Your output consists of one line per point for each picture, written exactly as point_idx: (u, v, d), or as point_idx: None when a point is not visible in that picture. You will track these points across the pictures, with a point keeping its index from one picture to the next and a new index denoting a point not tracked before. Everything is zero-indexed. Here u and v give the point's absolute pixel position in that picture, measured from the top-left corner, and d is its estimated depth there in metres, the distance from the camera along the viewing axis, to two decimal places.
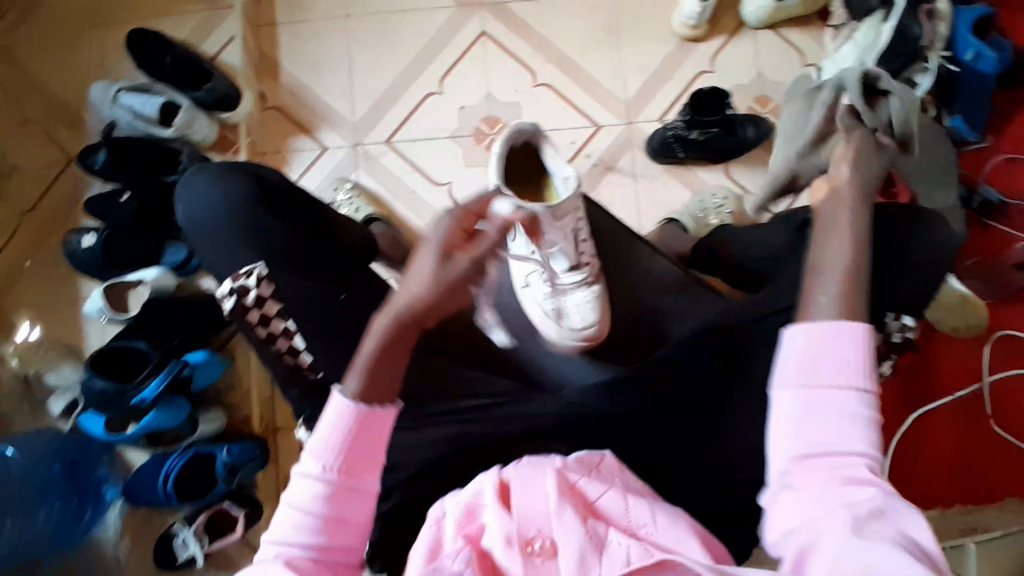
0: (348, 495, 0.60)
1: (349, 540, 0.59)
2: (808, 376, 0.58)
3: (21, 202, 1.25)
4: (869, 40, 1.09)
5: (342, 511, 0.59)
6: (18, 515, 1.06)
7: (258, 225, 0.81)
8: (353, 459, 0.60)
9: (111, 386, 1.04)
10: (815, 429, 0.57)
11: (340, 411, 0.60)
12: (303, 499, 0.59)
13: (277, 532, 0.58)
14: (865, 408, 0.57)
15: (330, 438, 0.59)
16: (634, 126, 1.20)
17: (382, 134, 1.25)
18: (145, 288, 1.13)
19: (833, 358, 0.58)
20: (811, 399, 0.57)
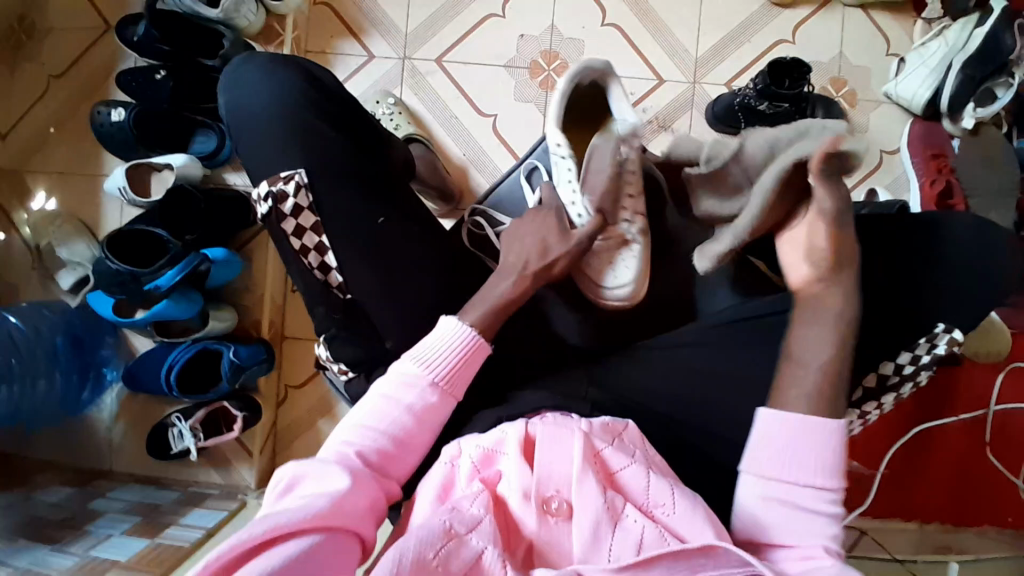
0: (432, 411, 0.67)
1: (411, 458, 0.66)
2: (770, 467, 0.59)
3: (54, 64, 1.20)
4: (959, 42, 1.03)
5: (420, 424, 0.66)
6: (20, 382, 1.04)
7: (309, 126, 0.75)
8: (451, 380, 0.68)
9: (126, 269, 1.00)
10: (777, 516, 0.58)
11: (454, 339, 0.69)
12: (366, 420, 0.65)
13: (362, 419, 0.65)
14: (829, 501, 0.58)
15: (447, 354, 0.68)
16: (698, 87, 1.15)
17: (434, 51, 1.19)
18: (171, 173, 1.09)
19: (801, 452, 0.59)
20: (772, 490, 0.59)
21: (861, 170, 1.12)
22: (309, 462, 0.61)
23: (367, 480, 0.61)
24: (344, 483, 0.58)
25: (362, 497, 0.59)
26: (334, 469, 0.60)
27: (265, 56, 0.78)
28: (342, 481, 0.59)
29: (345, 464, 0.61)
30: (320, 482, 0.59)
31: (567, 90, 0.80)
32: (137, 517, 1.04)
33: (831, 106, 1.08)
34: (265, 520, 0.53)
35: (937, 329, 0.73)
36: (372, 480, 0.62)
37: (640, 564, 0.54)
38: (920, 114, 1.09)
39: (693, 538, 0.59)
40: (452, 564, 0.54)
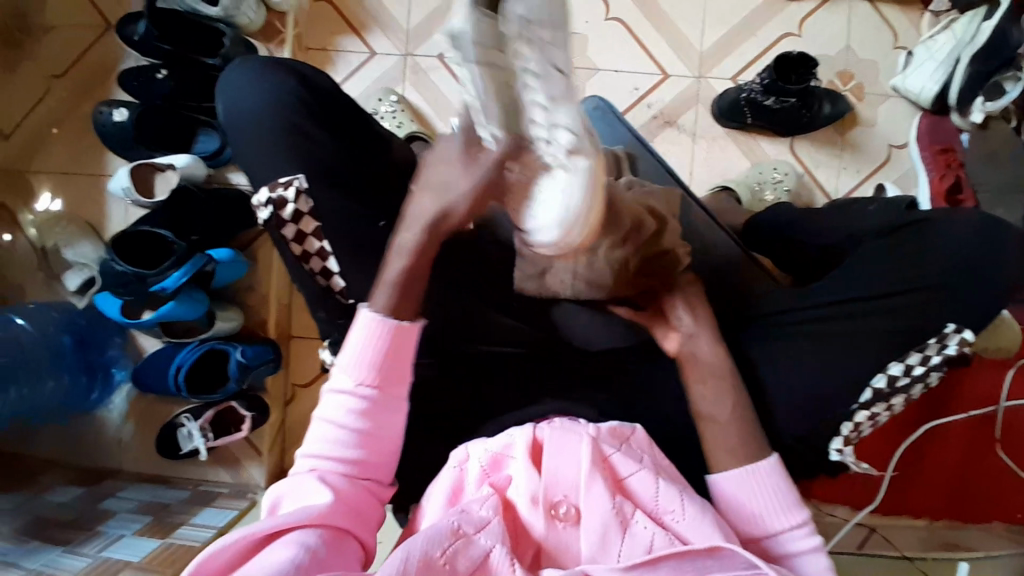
0: (380, 411, 0.63)
1: (379, 465, 0.63)
2: (740, 523, 0.64)
3: (54, 64, 1.19)
4: (967, 36, 1.01)
5: (373, 430, 0.63)
6: (29, 383, 1.04)
7: (303, 131, 0.74)
8: (383, 373, 0.63)
9: (132, 270, 1.00)
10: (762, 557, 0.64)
11: (370, 329, 0.63)
12: (323, 437, 0.63)
13: (316, 438, 0.63)
14: (801, 530, 0.64)
15: (364, 351, 0.63)
16: (703, 81, 1.14)
17: (436, 47, 1.18)
18: (174, 173, 1.08)
19: (763, 504, 0.64)
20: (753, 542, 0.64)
21: (868, 165, 1.12)
22: (287, 478, 0.62)
23: (345, 487, 0.61)
24: (323, 496, 0.58)
25: (343, 506, 0.59)
26: (308, 483, 0.60)
27: (259, 58, 0.77)
28: (318, 492, 0.59)
29: (315, 478, 0.60)
30: (299, 495, 0.59)
31: None
32: (147, 517, 1.05)
33: (837, 99, 1.08)
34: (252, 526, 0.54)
35: (947, 330, 0.73)
36: (350, 486, 0.61)
37: (647, 564, 0.55)
38: (929, 108, 1.08)
39: (701, 542, 0.60)
40: (459, 561, 0.54)
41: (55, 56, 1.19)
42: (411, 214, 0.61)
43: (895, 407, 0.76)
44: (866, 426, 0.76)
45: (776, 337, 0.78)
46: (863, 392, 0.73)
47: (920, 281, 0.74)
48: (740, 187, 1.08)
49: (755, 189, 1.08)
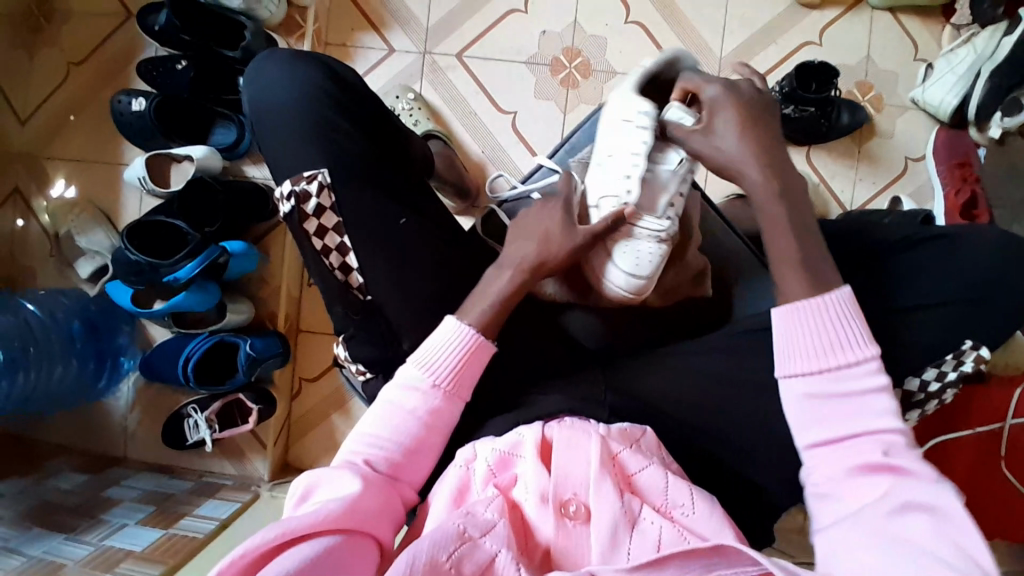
0: (439, 416, 0.67)
1: (420, 464, 0.65)
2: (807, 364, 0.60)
3: (74, 51, 1.20)
4: (987, 50, 1.01)
5: (430, 429, 0.66)
6: (36, 368, 1.04)
7: (336, 129, 0.74)
8: (453, 381, 0.67)
9: (146, 259, 1.01)
10: (834, 415, 0.59)
11: (457, 336, 0.68)
12: (377, 428, 0.65)
13: (369, 428, 0.66)
14: (875, 376, 0.59)
15: (447, 357, 0.68)
16: None
17: (454, 46, 1.18)
18: (191, 165, 1.09)
19: (823, 335, 0.61)
20: (819, 389, 0.60)
21: (884, 176, 1.11)
22: (325, 468, 0.62)
23: (381, 486, 0.62)
24: (357, 486, 0.59)
25: (374, 502, 0.59)
26: (347, 475, 0.60)
27: (287, 54, 0.78)
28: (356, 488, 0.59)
29: (357, 470, 0.61)
30: (334, 488, 0.59)
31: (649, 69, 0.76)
32: (150, 507, 1.05)
33: (856, 108, 1.08)
34: (278, 523, 0.52)
35: (964, 347, 0.73)
36: (387, 487, 0.62)
37: (654, 564, 0.53)
38: (947, 121, 1.07)
39: (714, 537, 0.60)
40: (465, 564, 0.53)
41: (76, 43, 1.20)
42: (506, 257, 0.75)
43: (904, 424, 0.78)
44: None
45: None
46: None
47: (936, 297, 0.74)
48: None
49: None
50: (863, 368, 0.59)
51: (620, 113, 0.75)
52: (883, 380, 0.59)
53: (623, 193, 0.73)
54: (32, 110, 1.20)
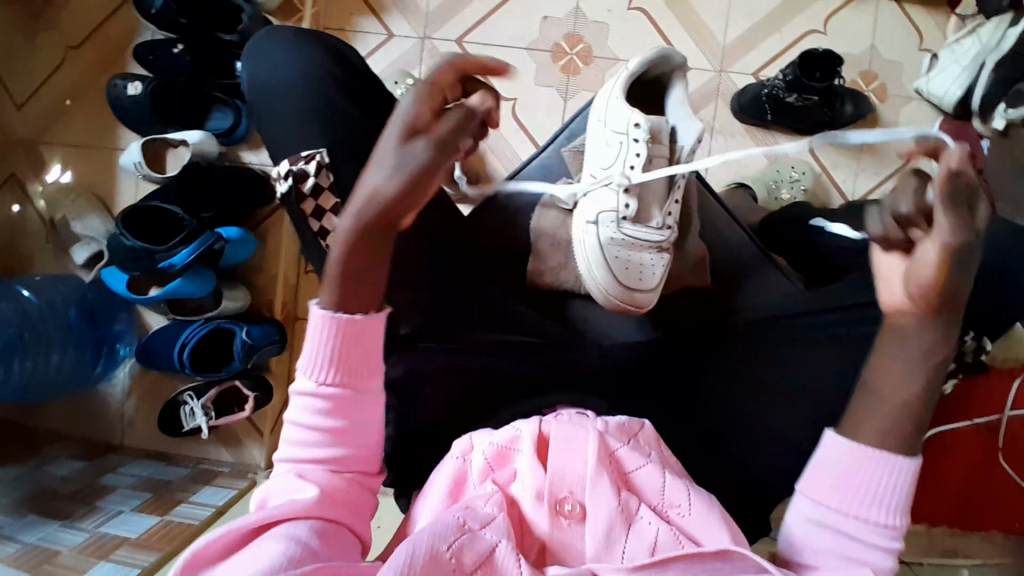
0: (349, 403, 0.58)
1: (368, 444, 0.60)
2: (833, 496, 0.53)
3: (68, 34, 1.18)
4: (992, 41, 0.97)
5: (347, 420, 0.59)
6: (33, 356, 1.04)
7: (338, 109, 0.73)
8: (342, 368, 0.58)
9: (141, 245, 1.00)
10: (832, 538, 0.52)
11: (324, 323, 0.57)
12: (296, 435, 0.59)
13: (287, 433, 0.59)
14: (889, 534, 0.52)
15: (319, 349, 0.57)
16: (724, 76, 1.13)
17: (454, 32, 1.17)
18: (186, 149, 1.08)
19: (868, 484, 0.52)
20: (835, 520, 0.52)
21: (887, 167, 1.11)
22: (271, 479, 0.59)
23: (334, 483, 0.58)
24: (311, 490, 0.56)
25: (331, 499, 0.56)
26: (292, 481, 0.57)
27: (291, 31, 0.76)
28: (308, 489, 0.56)
29: (299, 474, 0.58)
30: (284, 489, 0.57)
31: (636, 70, 0.76)
32: (148, 493, 1.05)
33: (859, 99, 1.07)
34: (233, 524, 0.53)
35: (964, 334, 0.76)
36: (340, 482, 0.58)
37: (654, 565, 0.54)
38: (952, 111, 1.04)
39: (708, 542, 0.59)
40: (465, 556, 0.53)
41: (72, 27, 1.18)
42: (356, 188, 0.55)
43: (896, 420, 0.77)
44: None
45: (789, 340, 0.78)
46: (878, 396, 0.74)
47: None
48: (757, 184, 1.09)
49: (772, 187, 1.09)
50: (888, 529, 0.52)
51: (614, 124, 0.77)
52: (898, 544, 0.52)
53: (621, 206, 0.76)
54: (27, 95, 1.19)
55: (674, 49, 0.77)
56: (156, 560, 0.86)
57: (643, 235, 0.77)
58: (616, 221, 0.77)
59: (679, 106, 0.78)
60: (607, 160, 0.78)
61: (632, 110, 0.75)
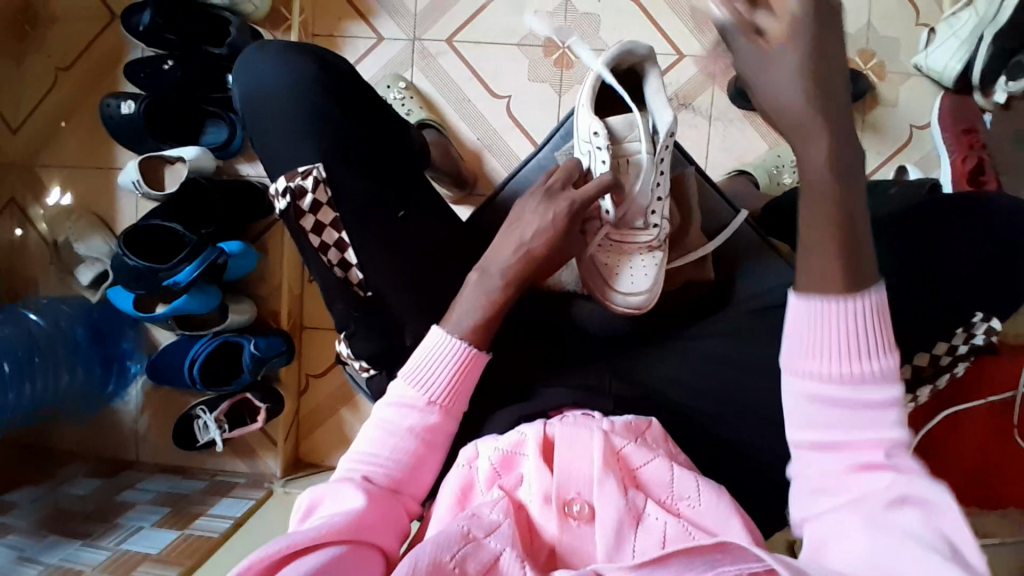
0: (433, 433, 0.64)
1: (423, 478, 0.64)
2: (808, 366, 0.47)
3: (60, 58, 1.18)
4: (990, 12, 0.97)
5: (425, 446, 0.63)
6: (43, 378, 1.06)
7: (331, 116, 0.71)
8: (448, 399, 0.64)
9: (144, 265, 0.99)
10: (832, 424, 0.47)
11: (447, 346, 0.65)
12: (369, 447, 0.63)
13: (363, 445, 0.63)
14: (884, 383, 0.46)
15: (438, 373, 0.64)
16: (720, 61, 1.12)
17: (443, 31, 1.16)
18: (184, 166, 1.08)
19: (833, 340, 0.46)
20: (823, 384, 0.47)
21: (889, 146, 1.09)
22: (326, 483, 0.61)
23: (384, 500, 0.60)
24: (360, 503, 0.58)
25: (379, 516, 0.58)
26: (349, 492, 0.59)
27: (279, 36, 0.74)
28: (359, 504, 0.57)
29: (358, 485, 0.60)
30: (335, 504, 0.58)
31: (601, 71, 0.72)
32: (166, 508, 1.06)
33: (859, 78, 1.06)
34: (287, 535, 0.52)
35: (975, 319, 0.72)
36: (389, 501, 0.60)
37: (655, 560, 0.51)
38: (952, 86, 1.04)
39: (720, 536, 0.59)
40: (469, 565, 0.53)
41: (62, 51, 1.18)
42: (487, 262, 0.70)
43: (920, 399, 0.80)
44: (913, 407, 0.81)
45: None
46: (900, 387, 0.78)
47: (950, 270, 0.72)
48: (758, 170, 1.08)
49: (773, 172, 1.08)
50: (876, 374, 0.46)
51: (583, 133, 0.75)
52: (898, 381, 0.47)
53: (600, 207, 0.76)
54: (22, 121, 1.20)
55: (639, 40, 0.72)
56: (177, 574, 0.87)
57: (626, 234, 0.76)
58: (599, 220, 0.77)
59: (656, 96, 0.73)
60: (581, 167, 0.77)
61: (594, 118, 0.72)
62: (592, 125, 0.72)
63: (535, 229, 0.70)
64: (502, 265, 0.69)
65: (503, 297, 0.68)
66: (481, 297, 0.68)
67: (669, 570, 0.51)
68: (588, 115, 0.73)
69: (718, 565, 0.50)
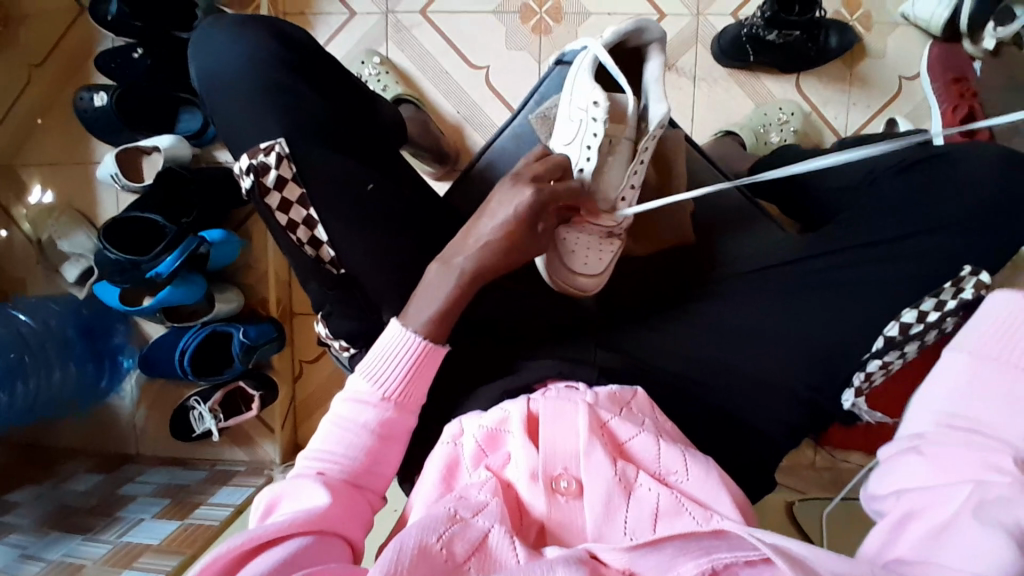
0: (391, 428, 0.61)
1: (384, 472, 0.61)
2: (997, 362, 0.49)
3: (30, 53, 1.16)
4: None
5: (382, 441, 0.61)
6: (36, 377, 1.05)
7: (293, 94, 0.69)
8: (406, 394, 0.62)
9: (126, 257, 0.99)
10: (978, 406, 0.49)
11: (404, 343, 0.63)
12: (326, 445, 0.60)
13: (319, 442, 0.61)
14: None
15: (394, 369, 0.62)
16: (702, 19, 1.09)
17: (417, 2, 1.13)
18: (160, 155, 1.07)
19: (1018, 362, 0.48)
20: (959, 425, 0.49)
21: (879, 99, 1.07)
22: (286, 479, 0.58)
23: (347, 493, 0.58)
24: (323, 498, 0.55)
25: (344, 511, 0.56)
26: (308, 485, 0.57)
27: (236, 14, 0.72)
28: (321, 496, 0.56)
29: (317, 480, 0.57)
30: (298, 499, 0.56)
31: (611, 42, 0.71)
32: (166, 500, 1.07)
33: (845, 30, 1.02)
34: (248, 531, 0.51)
35: (964, 272, 0.68)
36: (351, 495, 0.58)
37: (649, 543, 0.52)
38: (941, 35, 1.01)
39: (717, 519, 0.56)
40: (457, 545, 0.52)
41: (33, 46, 1.16)
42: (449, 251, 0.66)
43: (894, 366, 0.71)
44: (879, 375, 0.71)
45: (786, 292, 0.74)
46: (874, 341, 0.69)
47: (936, 219, 0.70)
48: (744, 130, 1.06)
49: (760, 131, 1.05)
50: None
51: (577, 101, 0.71)
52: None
53: (577, 173, 0.71)
54: None
55: (652, 20, 0.71)
56: (177, 564, 0.88)
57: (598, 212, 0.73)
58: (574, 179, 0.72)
59: (655, 84, 0.70)
60: (567, 137, 0.73)
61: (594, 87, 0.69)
62: (591, 93, 0.69)
63: (493, 224, 0.65)
64: (466, 257, 0.65)
65: (466, 284, 0.64)
66: (440, 291, 0.64)
67: (664, 553, 0.52)
68: (589, 84, 0.69)
69: (713, 551, 0.51)
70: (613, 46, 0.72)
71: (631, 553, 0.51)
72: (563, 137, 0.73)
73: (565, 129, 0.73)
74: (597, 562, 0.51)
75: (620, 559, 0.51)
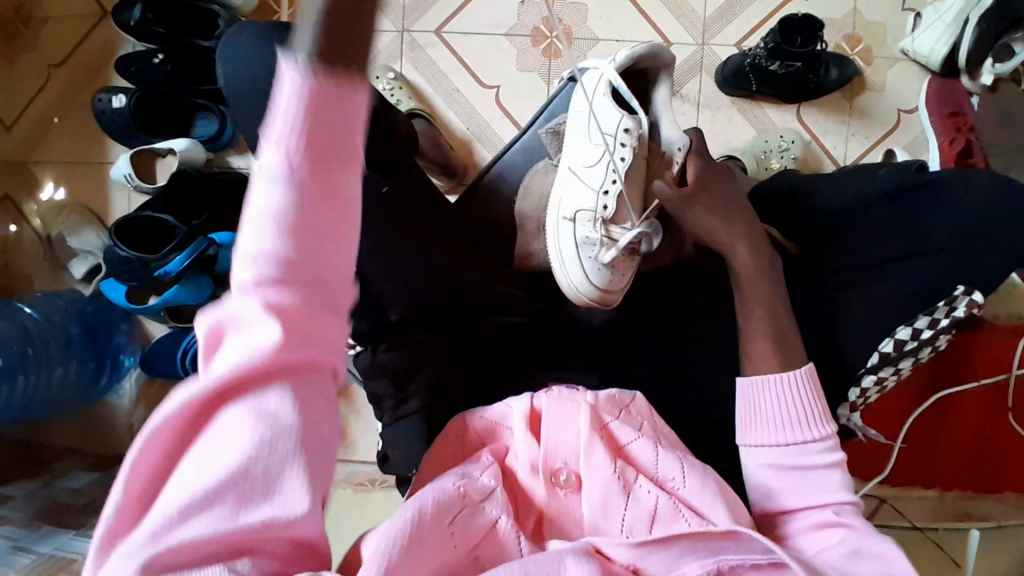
0: (319, 206, 0.37)
1: (347, 274, 0.39)
2: (771, 431, 0.62)
3: (52, 55, 1.19)
4: None
5: (317, 226, 0.37)
6: (37, 372, 1.08)
7: None
8: (319, 143, 0.36)
9: (135, 255, 1.01)
10: (781, 455, 0.62)
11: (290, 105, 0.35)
12: (251, 269, 0.38)
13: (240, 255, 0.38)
14: (829, 453, 0.61)
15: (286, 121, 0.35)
16: (707, 49, 1.13)
17: (433, 22, 1.16)
18: (174, 158, 1.10)
19: (783, 414, 0.63)
20: (778, 466, 0.62)
21: (878, 130, 1.10)
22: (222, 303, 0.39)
23: (305, 334, 0.38)
24: (273, 336, 0.37)
25: (307, 354, 0.38)
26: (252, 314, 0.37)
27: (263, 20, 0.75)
28: (269, 333, 0.37)
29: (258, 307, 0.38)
30: (243, 341, 0.38)
31: (623, 64, 0.75)
32: None
33: (845, 63, 1.07)
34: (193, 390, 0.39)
35: (957, 292, 0.71)
36: (321, 323, 0.39)
37: (657, 541, 0.52)
38: (939, 70, 1.06)
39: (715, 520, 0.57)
40: (463, 531, 0.52)
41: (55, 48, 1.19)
42: None
43: (890, 381, 0.74)
44: (873, 392, 0.74)
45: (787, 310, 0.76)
46: (869, 356, 0.72)
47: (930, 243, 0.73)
48: (745, 156, 1.08)
49: (762, 157, 1.08)
50: (819, 438, 0.62)
51: (603, 127, 0.78)
52: (840, 455, 0.62)
53: (602, 207, 0.80)
54: (15, 117, 1.20)
55: (664, 46, 0.76)
56: None
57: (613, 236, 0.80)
58: (594, 219, 0.81)
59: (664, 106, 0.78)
60: (590, 160, 0.80)
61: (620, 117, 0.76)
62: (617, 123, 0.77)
63: None
64: None
65: None
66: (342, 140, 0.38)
67: (670, 551, 0.52)
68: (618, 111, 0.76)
69: (719, 552, 0.53)
70: (624, 68, 0.77)
71: (636, 551, 0.52)
72: (588, 162, 0.81)
73: (588, 153, 0.80)
74: (602, 557, 0.52)
75: (624, 555, 0.52)
